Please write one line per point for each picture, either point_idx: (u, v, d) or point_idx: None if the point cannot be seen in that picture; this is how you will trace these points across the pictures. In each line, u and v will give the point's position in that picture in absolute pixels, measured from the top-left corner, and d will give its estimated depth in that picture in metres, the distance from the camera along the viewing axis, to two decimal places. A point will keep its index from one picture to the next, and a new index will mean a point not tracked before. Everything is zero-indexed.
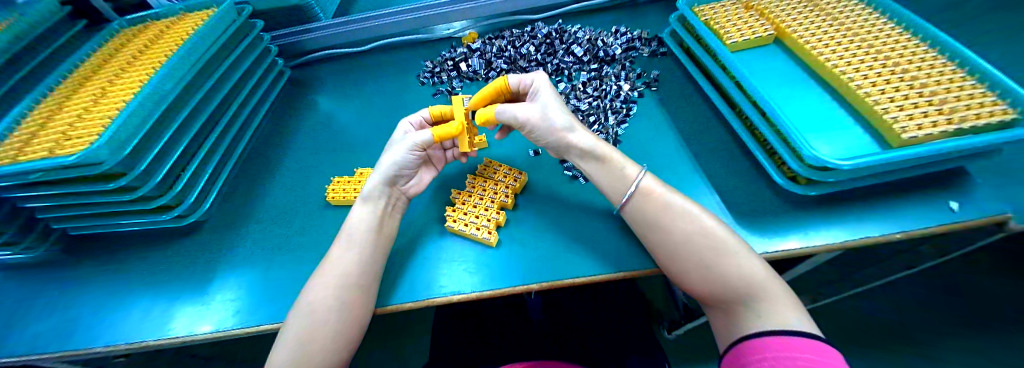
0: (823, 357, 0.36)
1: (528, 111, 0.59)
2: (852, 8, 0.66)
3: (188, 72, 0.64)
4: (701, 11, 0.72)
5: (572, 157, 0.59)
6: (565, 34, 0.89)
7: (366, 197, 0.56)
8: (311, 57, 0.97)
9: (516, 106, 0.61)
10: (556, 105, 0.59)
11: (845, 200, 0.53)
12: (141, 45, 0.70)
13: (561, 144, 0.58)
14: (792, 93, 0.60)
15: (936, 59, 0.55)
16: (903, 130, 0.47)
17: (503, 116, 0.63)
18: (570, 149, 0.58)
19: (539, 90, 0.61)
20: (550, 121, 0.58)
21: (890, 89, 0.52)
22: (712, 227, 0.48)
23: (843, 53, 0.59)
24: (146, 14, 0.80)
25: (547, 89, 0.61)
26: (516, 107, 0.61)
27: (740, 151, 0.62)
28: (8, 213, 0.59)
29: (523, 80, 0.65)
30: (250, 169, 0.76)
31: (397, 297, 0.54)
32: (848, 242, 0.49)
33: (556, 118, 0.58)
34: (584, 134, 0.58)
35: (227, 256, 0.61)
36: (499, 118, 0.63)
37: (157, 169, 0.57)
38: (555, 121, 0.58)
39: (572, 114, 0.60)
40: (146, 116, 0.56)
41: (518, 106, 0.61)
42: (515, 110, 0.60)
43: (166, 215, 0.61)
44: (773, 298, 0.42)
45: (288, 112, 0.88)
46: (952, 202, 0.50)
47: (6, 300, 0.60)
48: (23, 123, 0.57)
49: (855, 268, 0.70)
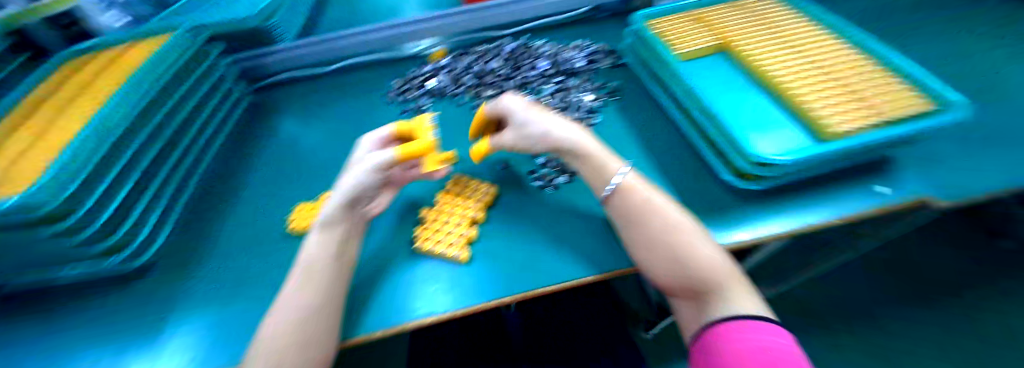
0: (777, 338, 0.41)
1: (512, 134, 0.66)
2: (786, 20, 0.73)
3: (137, 105, 0.63)
4: (654, 25, 0.77)
5: (563, 155, 0.62)
6: (530, 49, 0.92)
7: (326, 222, 0.55)
8: (272, 80, 0.95)
9: (502, 135, 0.68)
10: (537, 117, 0.63)
11: (788, 194, 0.56)
12: (91, 76, 0.68)
13: (552, 148, 0.62)
14: (738, 94, 0.64)
15: (856, 63, 0.61)
16: (831, 125, 0.52)
17: (498, 146, 0.69)
18: (558, 149, 0.61)
19: (512, 109, 0.66)
20: (530, 135, 0.63)
21: (819, 91, 0.58)
22: (683, 221, 0.50)
23: (779, 59, 0.64)
24: (93, 42, 0.77)
25: (519, 104, 0.66)
26: (504, 135, 0.68)
27: (694, 156, 0.65)
28: None
29: (498, 104, 0.69)
30: (212, 199, 0.74)
31: (368, 325, 0.53)
32: (795, 230, 0.52)
33: (544, 129, 0.62)
34: (572, 133, 0.61)
35: (183, 296, 0.59)
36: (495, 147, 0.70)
37: (107, 206, 0.55)
38: (543, 131, 0.62)
39: (555, 120, 0.63)
40: (94, 150, 0.54)
41: (504, 135, 0.68)
42: (503, 138, 0.68)
43: (111, 259, 0.58)
44: (735, 293, 0.46)
45: (251, 138, 0.86)
46: (880, 187, 0.55)
47: None
48: None
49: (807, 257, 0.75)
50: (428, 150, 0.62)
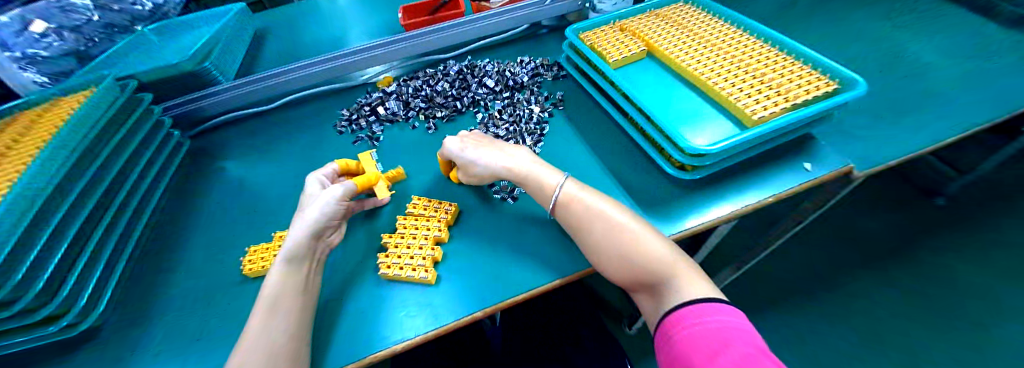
0: (730, 316, 0.42)
1: (469, 176, 0.68)
2: (701, 20, 0.79)
3: (70, 158, 0.60)
4: (586, 37, 0.81)
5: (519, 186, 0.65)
6: (475, 69, 0.94)
7: (289, 257, 0.54)
8: (213, 123, 0.92)
9: (468, 176, 0.68)
10: (494, 159, 0.64)
11: (727, 178, 0.61)
12: (10, 139, 0.63)
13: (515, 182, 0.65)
14: (668, 94, 0.68)
15: (768, 53, 0.68)
16: (752, 112, 0.58)
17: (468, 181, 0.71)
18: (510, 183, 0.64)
19: (470, 155, 0.66)
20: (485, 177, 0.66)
21: (738, 83, 0.63)
22: (625, 222, 0.53)
23: (700, 58, 0.69)
24: (14, 103, 0.71)
25: (457, 152, 0.67)
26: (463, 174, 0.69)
27: (640, 152, 0.69)
28: None
29: (450, 149, 0.68)
30: (156, 254, 0.69)
31: (336, 359, 0.51)
32: (735, 212, 0.56)
33: (504, 168, 0.64)
34: (523, 162, 0.64)
35: (131, 361, 0.55)
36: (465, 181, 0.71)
37: (40, 272, 0.52)
38: (505, 171, 0.64)
39: (512, 154, 0.65)
40: (22, 214, 0.51)
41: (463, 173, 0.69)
42: (472, 179, 0.68)
43: (53, 327, 0.53)
44: (682, 277, 0.48)
45: (195, 185, 0.82)
46: (806, 164, 0.60)
47: None
48: None
49: None
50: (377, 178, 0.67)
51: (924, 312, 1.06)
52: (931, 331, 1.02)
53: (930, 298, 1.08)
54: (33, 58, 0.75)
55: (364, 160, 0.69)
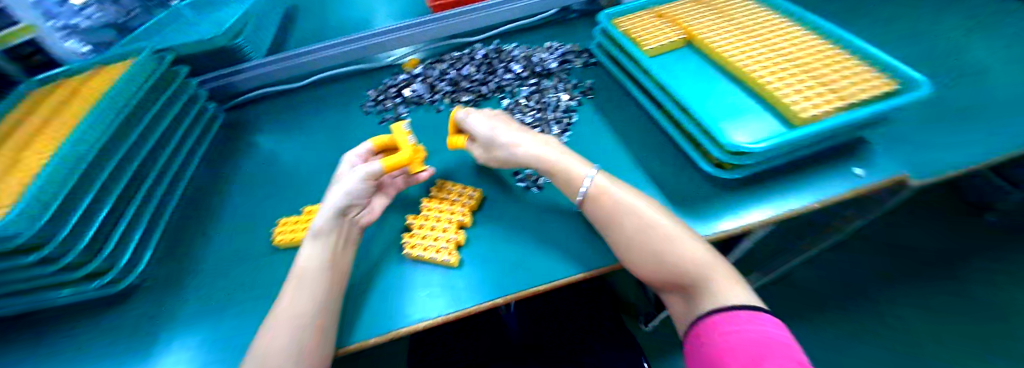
0: (772, 328, 0.41)
1: (480, 150, 0.69)
2: (746, 8, 0.75)
3: (108, 129, 0.61)
4: (620, 23, 0.77)
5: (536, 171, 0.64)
6: (503, 53, 0.92)
7: (316, 232, 0.55)
8: (242, 98, 0.93)
9: (476, 145, 0.70)
10: (500, 129, 0.65)
11: (767, 179, 0.58)
12: (55, 104, 0.65)
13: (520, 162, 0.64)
14: (707, 87, 0.65)
15: (820, 46, 0.63)
16: (802, 110, 0.54)
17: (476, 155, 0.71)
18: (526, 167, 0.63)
19: (475, 123, 0.68)
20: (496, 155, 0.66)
21: (785, 77, 0.59)
22: (658, 221, 0.51)
23: (745, 49, 0.65)
24: (59, 70, 0.74)
25: (477, 123, 0.67)
26: (474, 148, 0.70)
27: (673, 147, 0.66)
28: None
29: (462, 116, 0.71)
30: (188, 222, 0.72)
31: (360, 334, 0.52)
32: (775, 216, 0.54)
33: (506, 141, 0.63)
34: (535, 144, 0.63)
35: (166, 321, 0.57)
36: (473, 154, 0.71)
37: (82, 234, 0.53)
38: (506, 144, 0.63)
39: (523, 131, 0.65)
40: (67, 175, 0.52)
41: (474, 146, 0.70)
42: (477, 149, 0.69)
43: (94, 284, 0.56)
44: (719, 280, 0.46)
45: (226, 157, 0.84)
46: (856, 169, 0.57)
47: None
48: None
49: None
50: (411, 159, 0.63)
51: (959, 331, 1.01)
52: (964, 352, 0.97)
53: (964, 317, 1.03)
54: (74, 28, 0.77)
55: (397, 135, 0.65)
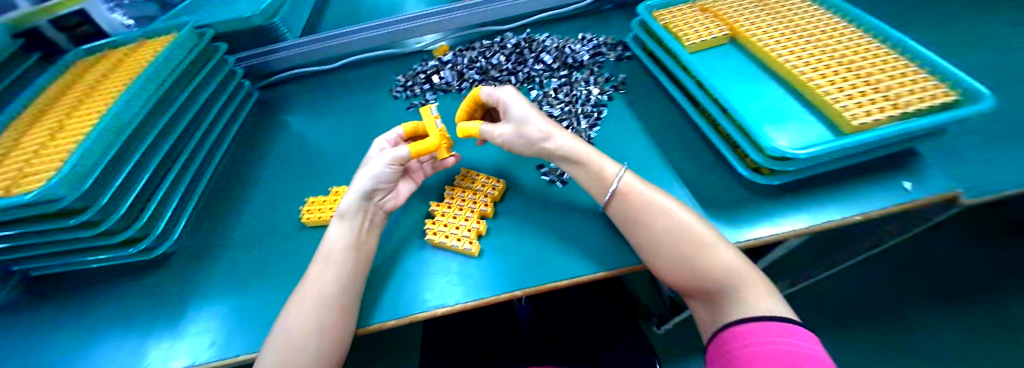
0: (805, 341, 0.38)
1: (504, 129, 0.62)
2: (798, 6, 0.71)
3: (148, 102, 0.62)
4: (660, 16, 0.75)
5: (557, 161, 0.61)
6: (534, 43, 0.90)
7: (342, 214, 0.56)
8: (277, 77, 0.96)
9: (494, 125, 0.64)
10: (530, 114, 0.60)
11: (807, 187, 0.55)
12: (101, 75, 0.68)
13: (542, 153, 0.61)
14: (748, 88, 0.63)
15: (879, 49, 0.59)
16: (853, 117, 0.51)
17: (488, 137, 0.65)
18: (551, 157, 0.60)
19: (508, 104, 0.63)
20: (526, 137, 0.61)
21: (837, 80, 0.56)
22: (688, 221, 0.50)
23: (795, 48, 0.62)
24: (105, 41, 0.78)
25: (516, 102, 0.62)
26: (496, 127, 0.64)
27: (707, 148, 0.64)
28: None
29: (491, 94, 0.66)
30: (221, 194, 0.74)
31: (379, 315, 0.53)
32: (813, 226, 0.51)
33: (532, 129, 0.59)
34: (564, 138, 0.59)
35: (197, 289, 0.59)
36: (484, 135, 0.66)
37: (121, 202, 0.56)
38: (531, 133, 0.60)
39: (550, 120, 0.61)
40: (109, 144, 0.54)
41: (496, 125, 0.64)
42: (495, 128, 0.63)
43: (132, 249, 0.59)
44: (750, 289, 0.44)
45: (258, 133, 0.87)
46: (905, 183, 0.53)
47: None
48: None
49: None
50: (439, 146, 0.62)
51: None
52: None
53: None
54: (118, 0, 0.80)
55: (425, 120, 0.64)
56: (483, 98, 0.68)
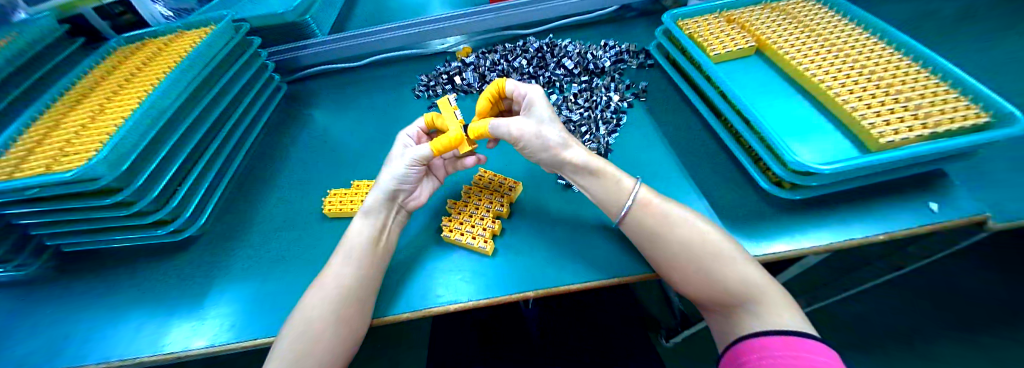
0: (832, 360, 0.38)
1: (522, 125, 0.60)
2: (829, 20, 0.70)
3: (185, 89, 0.65)
4: (685, 25, 0.75)
5: (566, 173, 0.61)
6: (556, 48, 0.91)
7: (366, 210, 0.58)
8: (305, 72, 0.99)
9: (508, 119, 0.61)
10: (550, 121, 0.60)
11: (828, 205, 0.54)
12: (139, 63, 0.71)
13: (556, 160, 0.60)
14: (772, 101, 0.63)
15: (909, 67, 0.58)
16: (880, 135, 0.50)
17: (497, 131, 0.63)
18: (564, 165, 0.59)
19: (534, 101, 0.63)
20: (544, 139, 0.59)
21: (866, 96, 0.55)
22: (708, 233, 0.50)
23: (822, 63, 0.62)
24: (144, 31, 0.82)
25: (542, 103, 0.62)
26: (510, 120, 0.61)
27: (728, 160, 0.64)
28: (19, 240, 0.62)
29: (518, 89, 0.66)
30: (246, 183, 0.77)
31: (394, 308, 0.54)
32: (834, 244, 0.50)
33: (549, 135, 0.59)
34: (579, 150, 0.59)
35: (220, 273, 0.61)
36: (493, 132, 0.63)
37: (153, 185, 0.58)
38: (549, 138, 0.59)
39: (565, 130, 0.61)
40: (147, 128, 0.57)
41: (510, 119, 0.62)
42: (509, 124, 0.61)
43: (161, 230, 0.61)
44: (769, 303, 0.44)
45: (284, 126, 0.90)
46: (932, 204, 0.52)
47: (9, 312, 0.61)
48: (26, 131, 0.59)
49: (828, 281, 0.71)
50: (461, 140, 0.61)
51: None
52: None
53: None
54: None
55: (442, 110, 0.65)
56: (508, 91, 0.68)
